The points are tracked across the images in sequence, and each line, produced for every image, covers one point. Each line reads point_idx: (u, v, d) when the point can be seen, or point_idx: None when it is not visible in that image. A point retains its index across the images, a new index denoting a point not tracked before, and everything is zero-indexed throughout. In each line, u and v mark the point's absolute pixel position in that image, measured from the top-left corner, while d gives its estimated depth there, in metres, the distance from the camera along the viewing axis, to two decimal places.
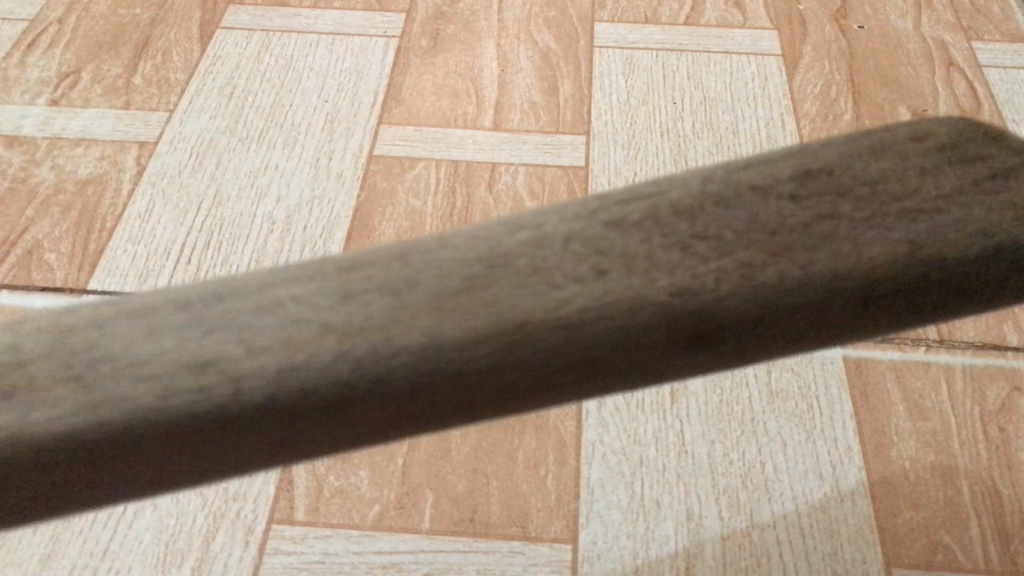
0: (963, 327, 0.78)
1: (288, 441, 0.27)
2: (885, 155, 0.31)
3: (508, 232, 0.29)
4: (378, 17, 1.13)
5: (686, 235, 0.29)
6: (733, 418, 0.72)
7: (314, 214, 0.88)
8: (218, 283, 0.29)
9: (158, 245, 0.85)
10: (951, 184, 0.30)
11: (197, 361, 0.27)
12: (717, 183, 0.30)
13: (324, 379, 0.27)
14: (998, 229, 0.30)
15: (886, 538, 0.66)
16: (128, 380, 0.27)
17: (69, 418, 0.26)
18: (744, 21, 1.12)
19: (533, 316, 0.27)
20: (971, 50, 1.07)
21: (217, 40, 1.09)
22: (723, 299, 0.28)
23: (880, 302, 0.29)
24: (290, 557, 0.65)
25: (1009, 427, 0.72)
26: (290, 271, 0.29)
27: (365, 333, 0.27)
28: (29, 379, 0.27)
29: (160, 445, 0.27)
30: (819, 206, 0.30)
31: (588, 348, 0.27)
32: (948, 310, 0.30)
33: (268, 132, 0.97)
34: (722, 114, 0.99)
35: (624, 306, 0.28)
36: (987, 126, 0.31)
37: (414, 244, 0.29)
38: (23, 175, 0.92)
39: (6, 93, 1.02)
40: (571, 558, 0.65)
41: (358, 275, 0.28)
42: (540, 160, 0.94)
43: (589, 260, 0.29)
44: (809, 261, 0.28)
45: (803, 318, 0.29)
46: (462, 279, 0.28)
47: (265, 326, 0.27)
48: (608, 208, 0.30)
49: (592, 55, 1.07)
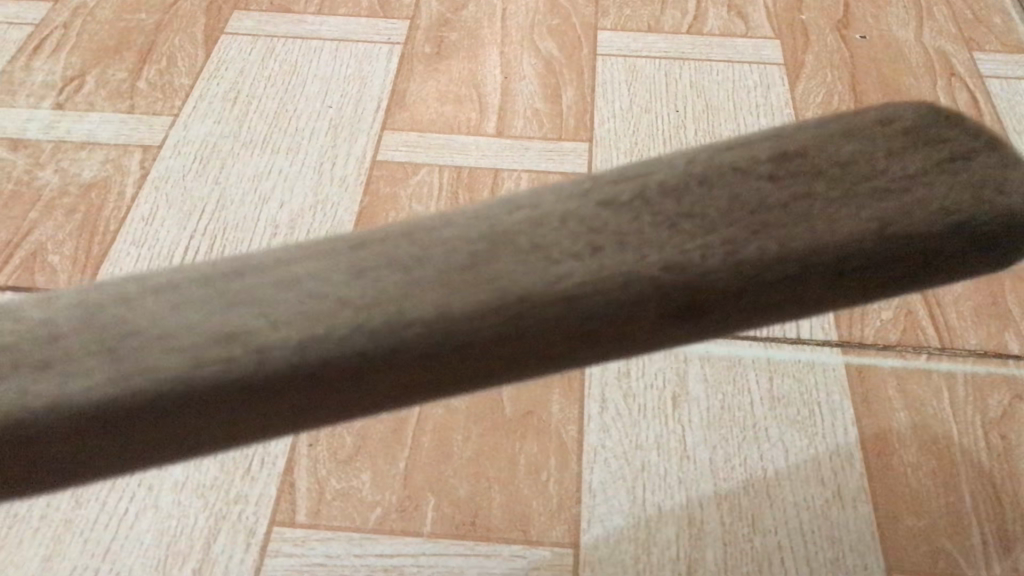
0: (965, 335, 0.78)
1: (304, 409, 0.28)
2: (854, 139, 0.31)
3: (505, 212, 0.30)
4: (382, 24, 1.13)
5: (673, 215, 0.30)
6: (735, 423, 0.72)
7: (317, 219, 0.89)
8: (235, 262, 0.29)
9: (161, 249, 0.86)
10: (915, 165, 0.31)
11: (222, 334, 0.28)
12: (699, 166, 0.31)
13: (338, 348, 0.27)
14: (960, 211, 0.30)
15: (887, 544, 0.66)
16: (158, 351, 0.27)
17: (101, 391, 0.27)
18: (746, 30, 1.13)
19: (535, 290, 0.28)
20: (972, 61, 1.08)
21: (222, 45, 1.10)
22: (712, 273, 0.28)
23: (854, 275, 0.30)
24: (291, 560, 0.65)
25: (1011, 434, 0.72)
26: (304, 247, 0.30)
27: (379, 307, 0.28)
28: (63, 353, 0.28)
29: (182, 413, 0.27)
30: (796, 185, 0.30)
31: (589, 321, 0.28)
32: (913, 285, 0.31)
33: (272, 137, 0.97)
34: (723, 122, 1.00)
35: (620, 281, 0.28)
36: (941, 109, 0.32)
37: (414, 223, 0.30)
38: (28, 177, 0.93)
39: (11, 97, 1.02)
40: (572, 562, 0.65)
41: (367, 251, 0.29)
42: (543, 166, 0.95)
43: (584, 238, 0.29)
44: (791, 239, 0.29)
45: (786, 294, 0.29)
46: (468, 254, 0.29)
47: (286, 299, 0.28)
48: (600, 189, 0.30)
49: (595, 63, 1.07)
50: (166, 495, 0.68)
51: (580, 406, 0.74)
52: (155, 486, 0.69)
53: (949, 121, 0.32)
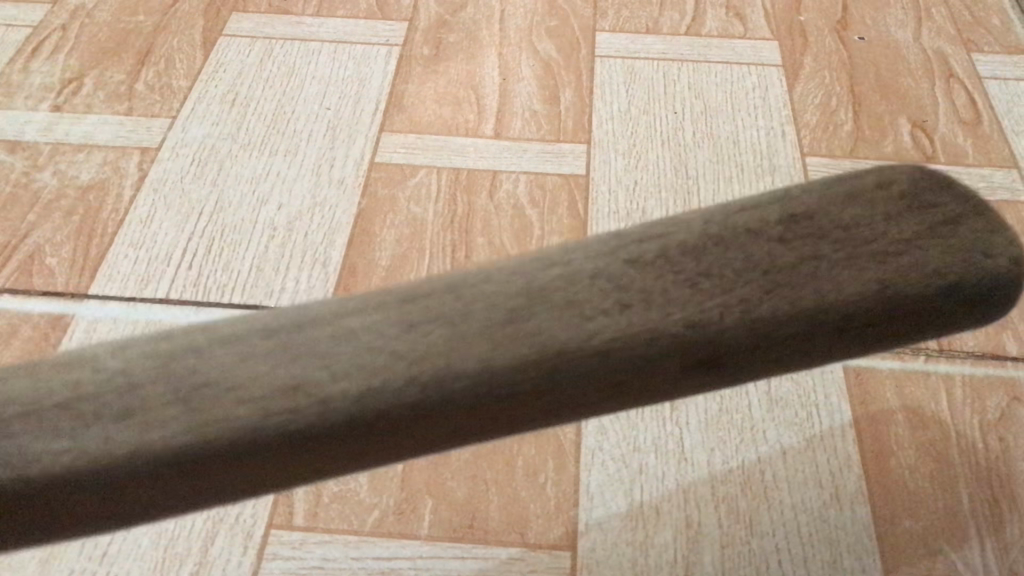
0: (963, 337, 0.78)
1: (361, 452, 0.34)
2: (855, 203, 0.36)
3: (540, 269, 0.35)
4: (380, 26, 1.13)
5: (693, 274, 0.35)
6: (733, 425, 0.72)
7: (315, 221, 0.89)
8: (294, 314, 0.34)
9: (158, 251, 0.86)
10: (910, 229, 0.36)
11: (289, 386, 0.33)
12: (716, 226, 0.36)
13: (392, 401, 0.32)
14: (954, 272, 0.36)
15: (885, 546, 0.66)
16: (229, 402, 0.33)
17: (180, 435, 0.32)
18: (744, 32, 1.13)
19: (571, 345, 0.33)
20: (970, 62, 1.08)
21: (220, 47, 1.10)
22: (727, 329, 0.34)
23: (854, 330, 0.35)
24: (288, 563, 0.65)
25: (1008, 435, 0.72)
26: (358, 301, 0.35)
27: (430, 360, 0.33)
28: (141, 401, 0.33)
29: (254, 456, 0.32)
30: (804, 248, 0.35)
31: (617, 372, 0.34)
32: (902, 336, 0.37)
33: (270, 139, 0.97)
34: (722, 124, 1.00)
35: (644, 336, 0.33)
36: (936, 176, 0.37)
37: (460, 279, 0.35)
38: (26, 179, 0.93)
39: (10, 99, 1.02)
40: (570, 565, 0.65)
41: (417, 306, 0.34)
42: (541, 168, 0.95)
43: (614, 295, 0.34)
44: (798, 299, 0.34)
45: (792, 346, 0.35)
46: (508, 309, 0.34)
47: (345, 354, 0.33)
48: (625, 247, 0.35)
49: (593, 64, 1.07)
50: None
51: None
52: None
53: (942, 186, 0.37)
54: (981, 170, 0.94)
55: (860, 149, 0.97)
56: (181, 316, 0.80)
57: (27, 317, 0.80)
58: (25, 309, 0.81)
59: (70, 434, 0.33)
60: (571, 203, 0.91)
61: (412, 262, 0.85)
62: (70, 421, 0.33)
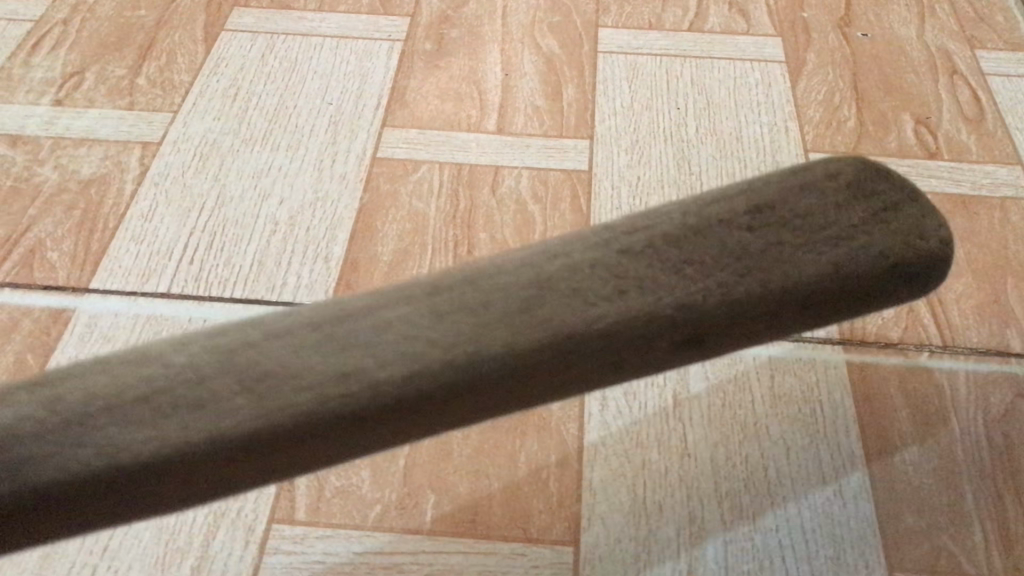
0: (967, 333, 0.78)
1: (403, 430, 0.42)
2: (809, 194, 0.47)
3: (546, 262, 0.44)
4: (383, 22, 1.13)
5: (677, 261, 0.45)
6: (737, 421, 0.72)
7: (317, 215, 0.88)
8: (337, 307, 0.43)
9: (160, 245, 0.85)
10: (857, 218, 0.48)
11: (340, 373, 0.41)
12: (692, 218, 0.46)
13: (431, 382, 0.41)
14: (889, 250, 0.48)
15: (889, 541, 0.66)
16: (291, 391, 0.41)
17: (249, 420, 0.40)
18: (748, 28, 1.12)
19: (577, 330, 0.43)
20: (974, 58, 1.07)
21: (222, 41, 1.09)
22: (711, 309, 0.45)
23: (814, 303, 0.47)
24: (289, 557, 0.65)
25: (1012, 432, 0.71)
26: (399, 288, 0.44)
27: (461, 346, 0.42)
28: (214, 391, 0.41)
29: (316, 436, 0.41)
30: (768, 234, 0.46)
31: (619, 349, 0.44)
32: (853, 305, 0.49)
33: (272, 133, 0.97)
34: (725, 119, 0.99)
35: (641, 318, 0.44)
36: (875, 169, 0.49)
37: (480, 272, 0.44)
38: (27, 173, 0.92)
39: (11, 93, 1.02)
40: (572, 560, 0.65)
41: (444, 297, 0.43)
42: (544, 164, 0.94)
43: (612, 283, 0.44)
44: (768, 280, 0.45)
45: (765, 318, 0.46)
46: (521, 301, 0.43)
47: (387, 341, 0.42)
48: (617, 240, 0.45)
49: (596, 60, 1.07)
50: None
51: (581, 404, 0.74)
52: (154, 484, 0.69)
53: (879, 178, 0.49)
54: (985, 166, 0.94)
55: (863, 145, 0.97)
56: (183, 310, 0.80)
57: (28, 311, 0.80)
58: (25, 302, 0.80)
59: (150, 427, 0.40)
60: (572, 198, 0.91)
61: (414, 257, 0.85)
62: (151, 411, 0.41)
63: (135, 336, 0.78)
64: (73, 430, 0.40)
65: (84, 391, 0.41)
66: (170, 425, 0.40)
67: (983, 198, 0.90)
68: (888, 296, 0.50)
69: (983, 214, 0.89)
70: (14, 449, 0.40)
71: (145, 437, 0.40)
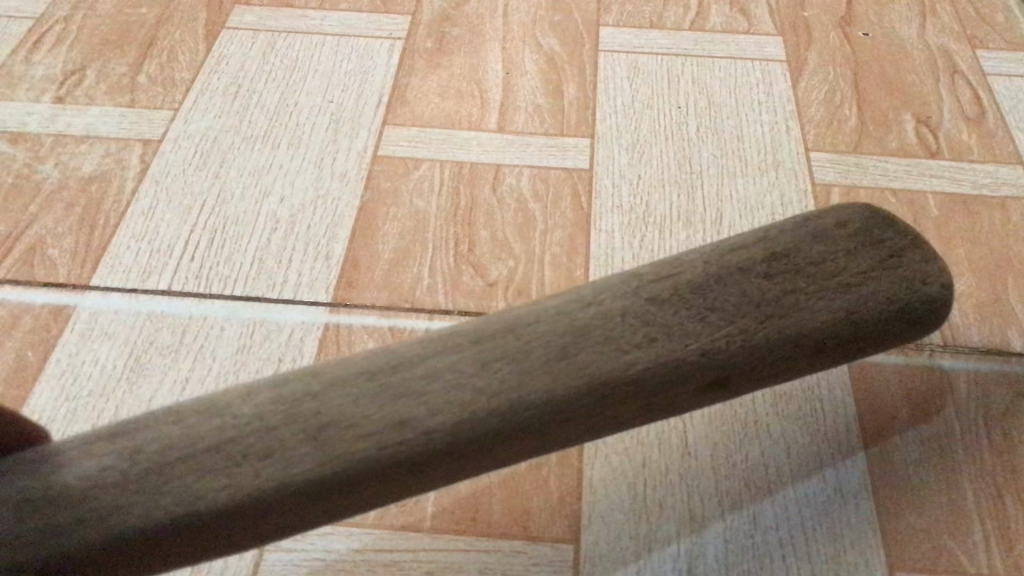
0: (967, 332, 0.78)
1: (443, 470, 0.53)
2: (819, 243, 0.61)
3: (576, 311, 0.57)
4: (384, 20, 1.13)
5: (702, 307, 0.57)
6: (737, 420, 0.72)
7: (318, 214, 0.88)
8: (390, 359, 0.55)
9: (161, 243, 0.85)
10: (865, 265, 0.61)
11: (398, 421, 0.52)
12: (714, 264, 0.59)
13: (483, 427, 0.52)
14: (895, 297, 0.61)
15: (889, 540, 0.65)
16: (352, 439, 0.51)
17: (313, 469, 0.51)
18: (749, 27, 1.12)
19: (614, 374, 0.54)
20: (975, 58, 1.07)
21: (223, 40, 1.09)
22: (734, 351, 0.56)
23: (828, 343, 0.59)
24: (290, 554, 0.65)
25: (1013, 431, 0.71)
26: (455, 336, 0.56)
27: (506, 394, 0.53)
28: (278, 442, 0.52)
29: (376, 477, 0.51)
30: (785, 280, 0.59)
31: (651, 391, 0.55)
32: (861, 345, 0.61)
33: (273, 132, 0.97)
34: (726, 119, 0.99)
35: (673, 362, 0.55)
36: (884, 219, 0.63)
37: (518, 324, 0.56)
38: (28, 171, 0.92)
39: (12, 90, 1.02)
40: (573, 558, 0.65)
41: (487, 344, 0.55)
42: (545, 162, 0.94)
43: (642, 330, 0.56)
44: (786, 324, 0.58)
45: (784, 358, 0.58)
46: (559, 347, 0.55)
47: (441, 388, 0.53)
48: (647, 288, 0.58)
49: (597, 59, 1.07)
50: None
51: None
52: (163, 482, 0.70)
53: (882, 227, 0.62)
54: (986, 166, 0.94)
55: (864, 144, 0.97)
56: (183, 307, 0.80)
57: (28, 308, 0.80)
58: (26, 299, 0.80)
59: (222, 473, 0.51)
60: (573, 197, 0.91)
61: (415, 255, 0.85)
62: (224, 460, 0.51)
63: (135, 334, 0.78)
64: (151, 480, 0.51)
65: (159, 444, 0.52)
66: (237, 470, 0.51)
67: (983, 198, 0.90)
68: (893, 338, 0.63)
69: (984, 213, 0.89)
70: (97, 498, 0.51)
71: (217, 482, 0.51)
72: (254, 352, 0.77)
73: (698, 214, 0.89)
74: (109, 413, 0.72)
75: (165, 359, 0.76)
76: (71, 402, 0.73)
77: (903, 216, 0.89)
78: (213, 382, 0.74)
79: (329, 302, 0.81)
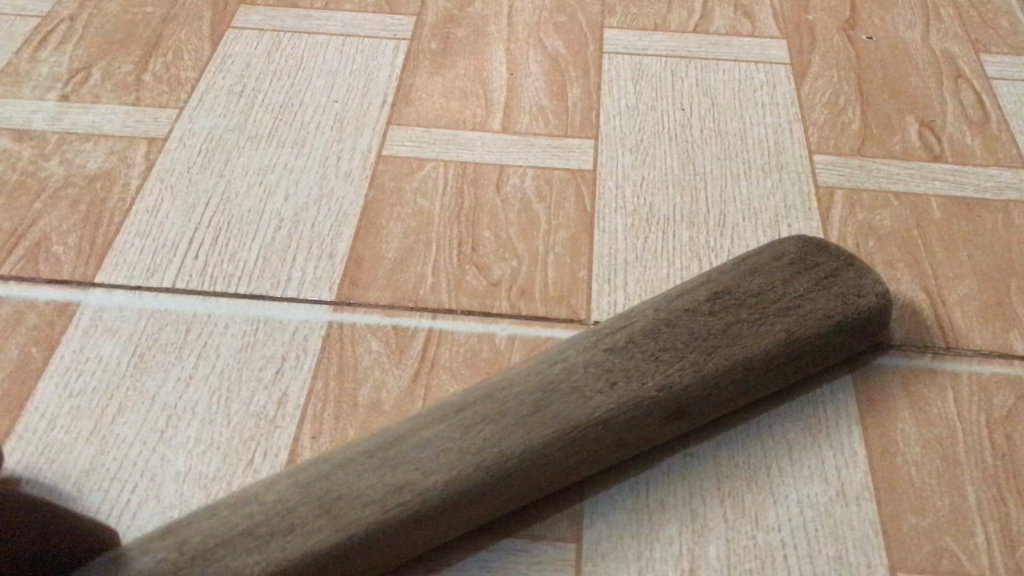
0: (970, 335, 0.78)
1: (445, 528, 0.62)
2: (758, 276, 0.72)
3: (546, 367, 0.67)
4: (389, 20, 1.13)
5: (654, 349, 0.68)
6: (739, 421, 0.72)
7: (321, 213, 0.89)
8: (385, 437, 0.64)
9: (165, 240, 0.86)
10: (802, 288, 0.71)
11: (396, 488, 0.61)
12: (664, 312, 0.70)
13: (473, 482, 0.61)
14: (835, 310, 0.70)
15: (890, 541, 0.65)
16: (359, 506, 0.60)
17: (332, 537, 0.59)
18: (752, 30, 1.13)
19: (580, 418, 0.64)
20: (979, 63, 1.07)
21: (228, 39, 1.10)
22: (689, 385, 0.66)
23: (778, 368, 0.69)
24: None
25: (1016, 434, 0.71)
26: (439, 407, 0.66)
27: (488, 450, 0.62)
28: (300, 518, 0.59)
29: (389, 536, 0.60)
30: (730, 314, 0.69)
31: (620, 430, 0.65)
32: (813, 361, 0.71)
33: (277, 131, 0.97)
34: (729, 121, 0.99)
35: (633, 401, 0.65)
36: (813, 245, 0.74)
37: (496, 389, 0.66)
38: (32, 168, 0.93)
39: (17, 88, 1.02)
40: (575, 557, 0.65)
41: (468, 411, 0.65)
42: (549, 163, 0.94)
43: (604, 377, 0.66)
44: (733, 353, 0.67)
45: (738, 380, 0.68)
46: (533, 403, 0.65)
47: (431, 451, 0.63)
48: (603, 340, 0.68)
49: (601, 61, 1.07)
50: (168, 485, 0.68)
51: None
52: (166, 457, 0.70)
53: (815, 253, 0.73)
54: (989, 169, 0.94)
55: (868, 147, 0.97)
56: (187, 304, 0.80)
57: (32, 304, 0.80)
58: (31, 296, 0.81)
59: (255, 550, 0.58)
60: (578, 197, 0.91)
61: (418, 255, 0.85)
62: (256, 539, 0.59)
63: (138, 331, 0.78)
64: (197, 565, 0.58)
65: (201, 535, 0.59)
66: (267, 546, 0.58)
67: (986, 201, 0.90)
68: (844, 350, 0.72)
69: (987, 217, 0.89)
70: None
71: (251, 558, 0.58)
72: (257, 350, 0.77)
73: (701, 216, 0.89)
74: (113, 409, 0.72)
75: (169, 355, 0.76)
76: (74, 398, 0.73)
77: (906, 218, 0.89)
78: (217, 379, 0.74)
79: (332, 301, 0.81)
